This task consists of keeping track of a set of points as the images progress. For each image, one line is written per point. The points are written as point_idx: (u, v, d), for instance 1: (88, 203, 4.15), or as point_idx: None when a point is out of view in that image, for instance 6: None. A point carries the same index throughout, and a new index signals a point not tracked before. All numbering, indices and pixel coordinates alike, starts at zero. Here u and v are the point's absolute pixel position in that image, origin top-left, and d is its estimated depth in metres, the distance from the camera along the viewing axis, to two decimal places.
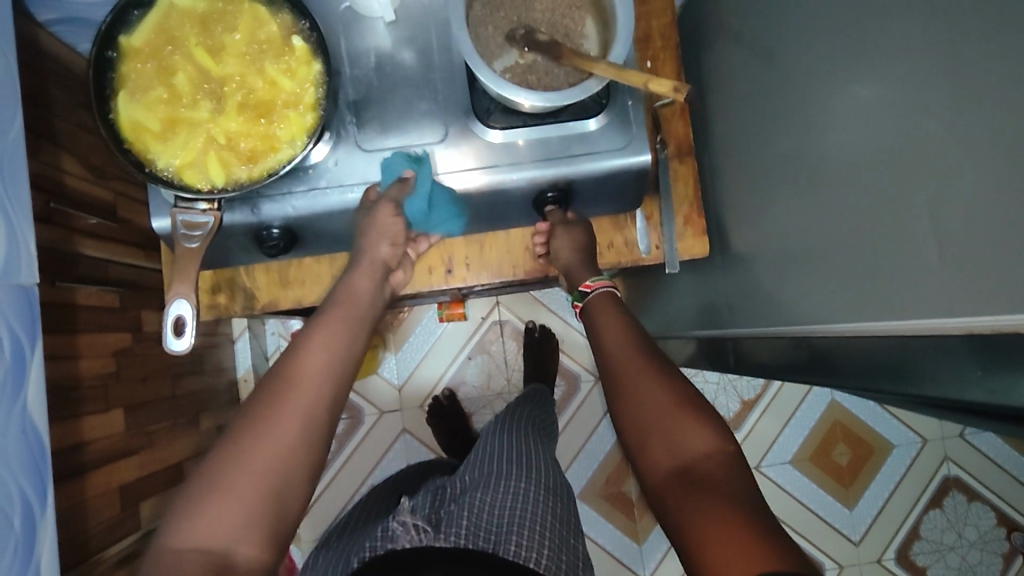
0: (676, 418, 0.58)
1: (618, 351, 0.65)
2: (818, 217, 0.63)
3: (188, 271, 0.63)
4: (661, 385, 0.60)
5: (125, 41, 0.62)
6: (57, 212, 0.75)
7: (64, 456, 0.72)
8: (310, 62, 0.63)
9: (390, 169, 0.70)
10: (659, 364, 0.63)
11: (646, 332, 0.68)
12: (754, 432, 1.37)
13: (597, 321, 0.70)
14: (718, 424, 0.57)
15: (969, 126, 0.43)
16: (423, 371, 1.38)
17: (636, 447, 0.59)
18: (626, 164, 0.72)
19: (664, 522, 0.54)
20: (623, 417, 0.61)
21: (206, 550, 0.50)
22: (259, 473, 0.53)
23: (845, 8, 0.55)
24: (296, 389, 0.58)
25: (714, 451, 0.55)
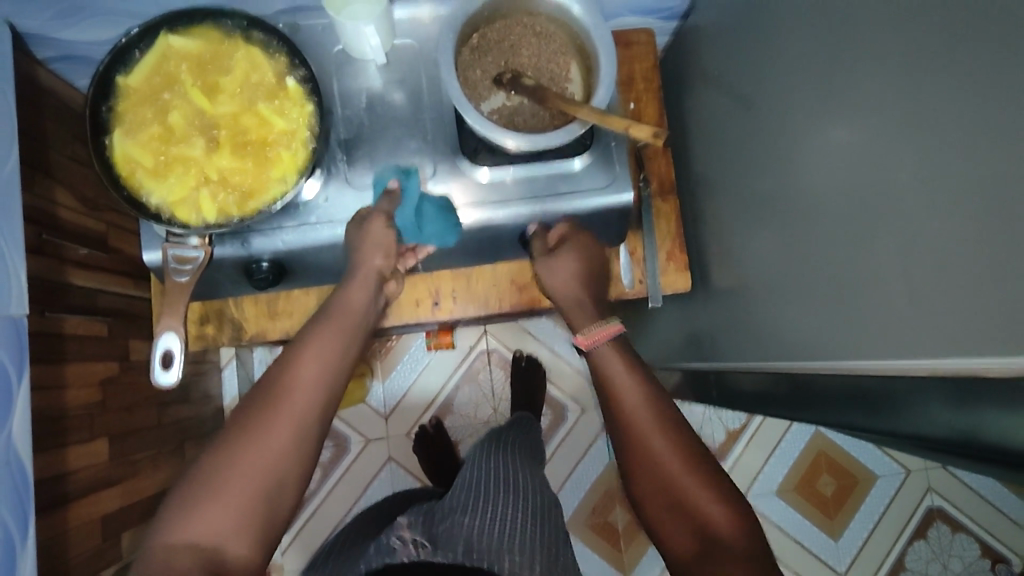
0: (695, 492, 0.61)
1: (625, 399, 0.67)
2: (793, 254, 0.66)
3: (177, 305, 0.64)
4: (677, 450, 0.63)
5: (123, 81, 0.64)
6: (49, 243, 0.76)
7: (47, 486, 0.72)
8: (303, 103, 0.65)
9: (380, 179, 0.71)
10: (673, 423, 0.65)
11: (659, 383, 0.69)
12: (740, 462, 1.38)
13: (603, 360, 0.70)
14: (742, 505, 0.60)
15: (934, 171, 0.45)
16: (411, 400, 1.39)
17: (660, 522, 0.62)
18: (609, 203, 0.75)
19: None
20: (638, 476, 0.64)
21: (198, 546, 0.51)
22: (247, 479, 0.54)
23: (817, 59, 0.58)
24: (289, 397, 0.59)
25: (734, 533, 0.58)
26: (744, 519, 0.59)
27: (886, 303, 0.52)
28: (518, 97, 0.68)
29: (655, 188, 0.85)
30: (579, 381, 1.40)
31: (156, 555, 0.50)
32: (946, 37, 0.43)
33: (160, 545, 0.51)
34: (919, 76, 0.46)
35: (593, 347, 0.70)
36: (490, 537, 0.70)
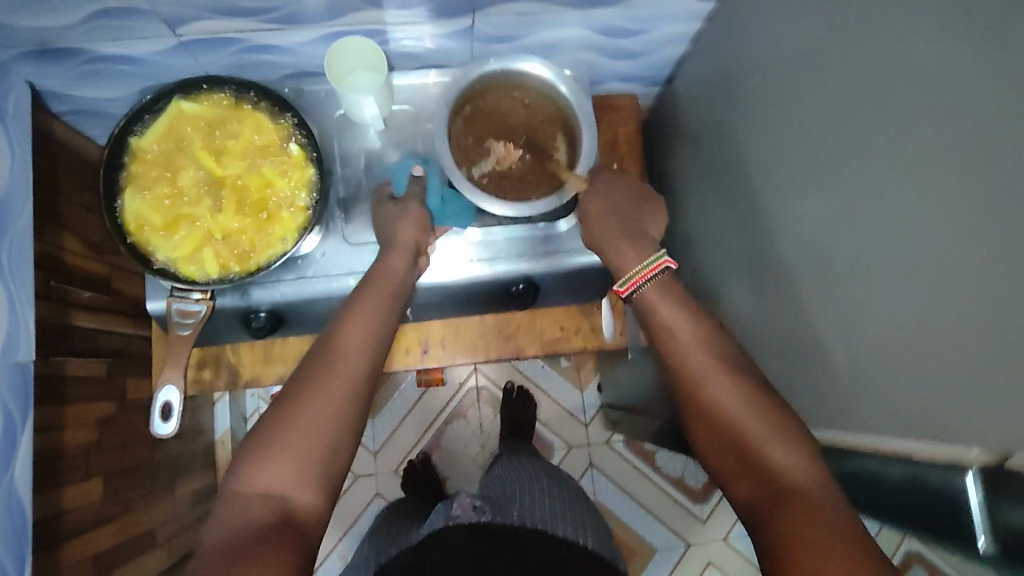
0: (768, 436, 0.54)
1: (690, 353, 0.62)
2: (763, 317, 0.70)
3: (177, 357, 0.68)
4: (745, 393, 0.58)
5: (134, 142, 0.68)
6: (55, 288, 0.80)
7: (43, 526, 0.73)
8: (305, 167, 0.70)
9: (402, 169, 0.77)
10: (757, 388, 0.59)
11: (734, 342, 0.64)
12: (723, 502, 1.41)
13: (653, 296, 0.66)
14: (817, 453, 0.53)
15: (874, 256, 0.50)
16: (399, 435, 1.41)
17: (729, 473, 0.56)
18: (592, 262, 0.79)
19: (750, 526, 0.51)
20: (702, 426, 0.59)
21: (268, 493, 0.54)
22: (312, 432, 0.57)
23: (785, 140, 0.63)
24: (342, 360, 0.61)
25: (815, 478, 0.50)
26: (821, 464, 0.52)
27: (839, 370, 0.56)
28: (506, 162, 0.74)
29: None
30: (565, 419, 1.43)
31: (237, 498, 0.54)
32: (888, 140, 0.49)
33: (235, 491, 0.55)
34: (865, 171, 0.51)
35: (634, 293, 0.68)
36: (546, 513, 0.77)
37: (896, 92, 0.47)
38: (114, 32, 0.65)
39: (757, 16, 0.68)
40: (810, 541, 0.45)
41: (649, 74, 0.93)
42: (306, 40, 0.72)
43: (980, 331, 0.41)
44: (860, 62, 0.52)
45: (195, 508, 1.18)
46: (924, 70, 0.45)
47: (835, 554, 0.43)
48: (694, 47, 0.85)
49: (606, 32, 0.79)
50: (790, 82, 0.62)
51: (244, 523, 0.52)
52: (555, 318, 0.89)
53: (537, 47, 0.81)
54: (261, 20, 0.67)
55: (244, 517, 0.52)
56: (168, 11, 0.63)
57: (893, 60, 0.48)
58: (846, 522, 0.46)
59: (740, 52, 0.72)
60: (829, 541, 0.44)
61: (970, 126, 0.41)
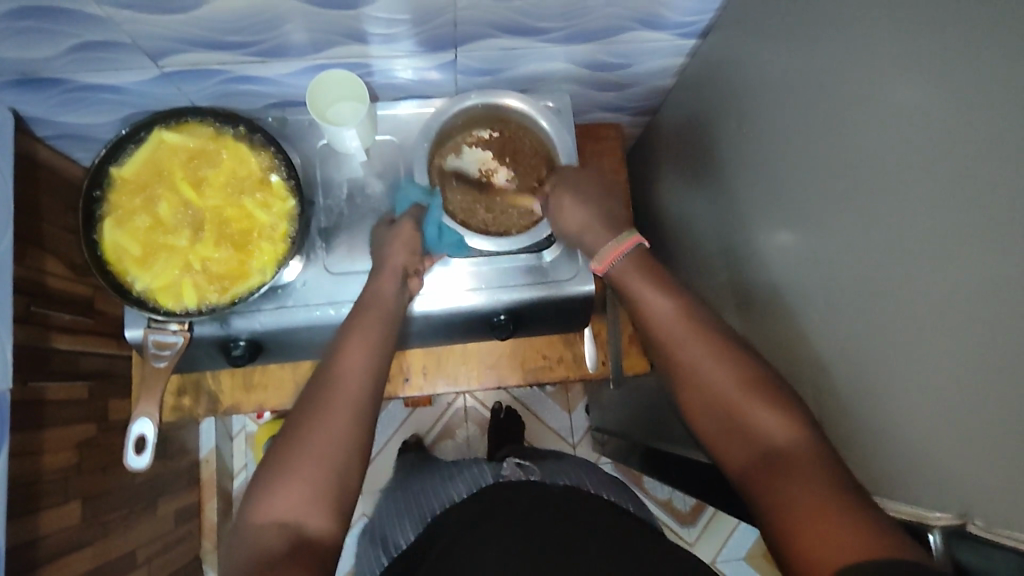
0: (747, 402, 0.55)
1: (666, 331, 0.61)
2: None
3: (154, 387, 0.70)
4: (718, 360, 0.58)
5: (116, 171, 0.69)
6: (36, 313, 0.79)
7: (15, 555, 0.73)
8: (285, 199, 0.71)
9: (406, 195, 0.75)
10: (731, 346, 0.59)
11: (694, 300, 0.63)
12: (710, 524, 1.40)
13: (628, 276, 0.65)
14: (797, 408, 0.53)
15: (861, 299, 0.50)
16: (384, 456, 1.39)
17: (717, 444, 0.57)
18: (575, 292, 0.79)
19: (745, 497, 0.53)
20: (686, 400, 0.59)
21: (282, 522, 0.54)
22: (319, 458, 0.57)
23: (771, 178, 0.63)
24: (340, 384, 0.61)
25: (798, 438, 0.51)
26: (800, 419, 0.52)
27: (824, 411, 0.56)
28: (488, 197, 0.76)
29: None
30: (554, 440, 1.42)
31: (251, 531, 0.54)
32: (875, 189, 0.49)
33: (249, 525, 0.54)
34: (852, 218, 0.52)
35: (608, 270, 0.67)
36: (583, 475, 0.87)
37: (883, 143, 0.48)
38: (97, 63, 0.66)
39: (741, 56, 0.69)
40: (802, 512, 0.47)
41: (635, 104, 0.93)
42: (290, 71, 0.73)
43: (969, 384, 0.42)
44: (844, 111, 0.53)
45: (176, 528, 1.17)
46: (910, 123, 0.46)
47: (829, 521, 0.45)
48: (679, 80, 0.86)
49: (590, 66, 0.80)
50: (774, 124, 0.63)
51: (260, 556, 0.51)
52: (536, 346, 0.90)
53: (521, 79, 0.82)
54: (245, 53, 0.67)
55: (258, 549, 0.52)
56: (149, 45, 0.63)
57: (878, 111, 0.49)
58: (833, 483, 0.47)
59: (725, 89, 0.73)
60: (819, 510, 0.46)
61: (958, 182, 0.42)
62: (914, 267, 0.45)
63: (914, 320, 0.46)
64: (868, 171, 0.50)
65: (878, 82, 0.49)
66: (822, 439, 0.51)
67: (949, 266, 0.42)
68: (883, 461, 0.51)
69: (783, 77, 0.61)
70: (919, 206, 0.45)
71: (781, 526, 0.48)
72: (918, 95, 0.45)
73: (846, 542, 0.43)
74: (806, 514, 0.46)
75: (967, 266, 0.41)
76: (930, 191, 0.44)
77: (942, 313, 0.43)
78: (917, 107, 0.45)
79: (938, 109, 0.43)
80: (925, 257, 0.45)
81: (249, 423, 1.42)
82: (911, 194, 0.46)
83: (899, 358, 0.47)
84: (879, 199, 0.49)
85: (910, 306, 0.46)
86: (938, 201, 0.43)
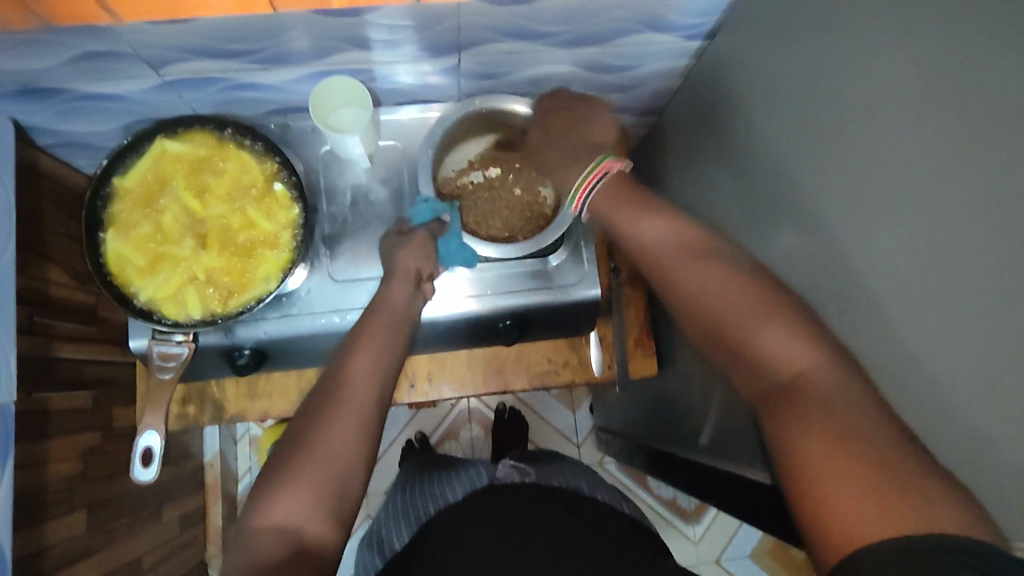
0: (756, 326, 0.51)
1: (664, 259, 0.60)
2: None
3: (159, 400, 0.70)
4: (725, 281, 0.54)
5: (118, 181, 0.69)
6: (40, 323, 0.79)
7: (22, 566, 0.72)
8: (288, 207, 0.71)
9: (423, 208, 0.73)
10: (737, 271, 0.55)
11: (695, 224, 0.62)
12: (715, 522, 1.41)
13: (614, 211, 0.65)
14: (806, 323, 0.50)
15: (883, 299, 0.50)
16: (389, 459, 1.39)
17: (727, 369, 0.53)
18: (580, 297, 0.79)
19: (759, 422, 0.50)
20: (690, 322, 0.56)
21: (282, 529, 0.53)
22: (320, 465, 0.56)
23: (783, 180, 0.63)
24: (349, 390, 0.61)
25: (816, 363, 0.47)
26: (817, 341, 0.49)
27: None
28: (494, 214, 0.78)
29: (625, 277, 0.91)
30: (558, 440, 1.42)
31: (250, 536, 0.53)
32: (889, 196, 0.49)
33: (248, 530, 0.54)
34: (861, 225, 0.52)
35: (584, 206, 0.69)
36: (582, 481, 0.85)
37: (896, 151, 0.48)
38: (99, 73, 0.65)
39: (748, 58, 0.68)
40: (814, 444, 0.43)
41: (640, 106, 0.93)
42: (292, 78, 0.72)
43: (985, 395, 0.42)
44: (855, 115, 0.52)
45: (182, 533, 1.17)
46: (924, 131, 0.45)
47: (845, 455, 0.42)
48: (684, 81, 0.86)
49: (594, 68, 0.79)
50: (783, 128, 0.63)
51: (258, 560, 0.50)
52: (542, 351, 0.89)
53: (525, 82, 0.81)
54: (249, 61, 0.67)
55: (256, 553, 0.51)
56: (151, 54, 0.63)
57: (891, 118, 0.49)
58: (852, 409, 0.44)
59: (731, 91, 0.73)
60: (841, 446, 0.42)
61: (975, 192, 0.41)
62: (926, 278, 0.45)
63: (926, 331, 0.46)
64: (881, 178, 0.50)
65: (890, 88, 0.49)
66: (845, 363, 0.47)
67: (967, 269, 0.42)
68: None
69: (792, 82, 0.61)
70: (934, 215, 0.45)
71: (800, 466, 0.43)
72: (931, 103, 0.45)
73: (877, 503, 0.39)
74: (827, 455, 0.42)
75: (984, 278, 0.41)
76: (946, 200, 0.44)
77: (955, 324, 0.43)
78: (932, 116, 0.45)
79: (953, 118, 0.43)
80: (940, 268, 0.44)
81: (253, 426, 1.42)
82: (926, 202, 0.45)
83: (918, 362, 0.47)
84: (893, 207, 0.48)
85: (922, 316, 0.46)
86: (953, 211, 0.43)
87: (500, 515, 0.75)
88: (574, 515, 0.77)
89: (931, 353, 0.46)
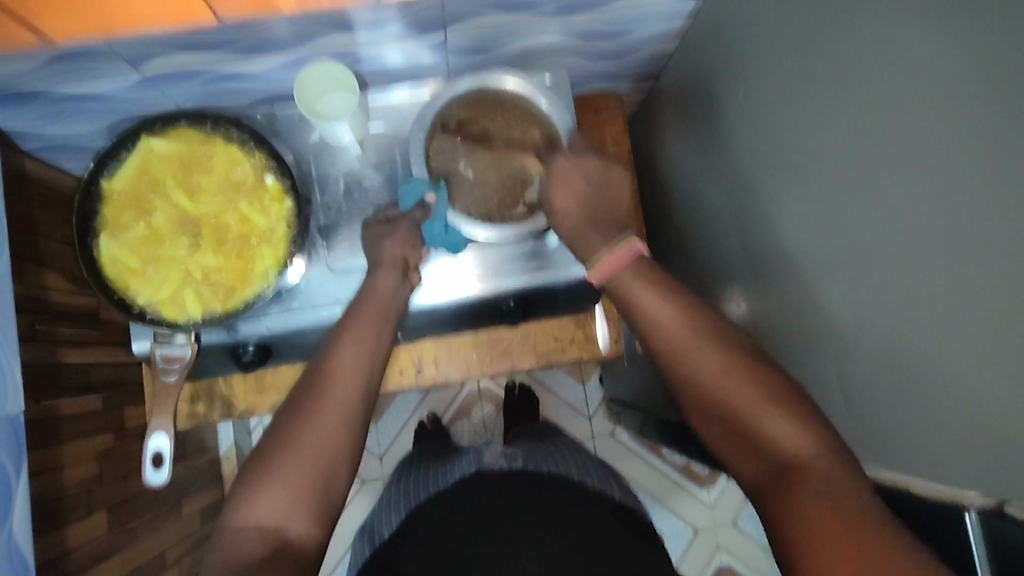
0: (760, 412, 0.53)
1: (670, 337, 0.59)
2: (773, 316, 0.68)
3: (166, 402, 0.71)
4: (729, 366, 0.56)
5: (107, 184, 0.68)
6: (42, 330, 0.78)
7: (47, 570, 0.73)
8: (281, 200, 0.70)
9: (410, 190, 0.72)
10: (738, 355, 0.56)
11: (689, 296, 0.61)
12: (729, 485, 1.41)
13: (630, 288, 0.61)
14: (810, 416, 0.52)
15: (894, 260, 0.49)
16: (401, 441, 1.39)
17: (732, 456, 0.55)
18: (583, 275, 0.77)
19: (762, 509, 0.52)
20: (697, 408, 0.57)
21: (274, 531, 0.53)
22: (310, 462, 0.56)
23: (789, 137, 0.61)
24: (336, 387, 0.60)
25: (816, 447, 0.51)
26: (816, 431, 0.51)
27: (859, 372, 0.55)
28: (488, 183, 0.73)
29: None
30: (569, 414, 1.42)
31: (237, 534, 0.53)
32: (897, 154, 0.47)
33: (231, 527, 0.53)
34: (871, 187, 0.50)
35: (607, 281, 0.63)
36: (573, 463, 0.88)
37: (905, 107, 0.46)
38: (75, 73, 0.63)
39: (745, 16, 0.65)
40: (823, 535, 0.45)
41: (636, 72, 0.90)
42: (274, 66, 0.70)
43: (1002, 360, 0.41)
44: (859, 70, 0.50)
45: (204, 524, 1.18)
46: (934, 85, 0.43)
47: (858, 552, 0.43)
48: (681, 42, 0.83)
49: (586, 36, 0.77)
50: (786, 88, 0.60)
51: (246, 561, 0.51)
52: (547, 330, 0.89)
53: (515, 54, 0.79)
54: (226, 52, 0.65)
55: (247, 554, 0.51)
56: (126, 50, 0.61)
57: (897, 73, 0.46)
58: (856, 499, 0.47)
59: (729, 52, 0.70)
60: (849, 532, 0.44)
61: (991, 149, 0.39)
62: (943, 237, 0.44)
63: (941, 293, 0.45)
64: (888, 138, 0.48)
65: (896, 41, 0.46)
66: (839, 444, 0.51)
67: (979, 227, 0.41)
68: (915, 437, 0.50)
69: (792, 39, 0.58)
70: (945, 174, 0.43)
71: (802, 551, 0.46)
72: (940, 55, 0.42)
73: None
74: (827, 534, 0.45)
75: (996, 240, 0.40)
76: (959, 157, 0.42)
77: (972, 287, 0.42)
78: (942, 68, 0.42)
79: (965, 71, 0.41)
80: (953, 227, 0.43)
81: (265, 416, 1.43)
82: (937, 162, 0.44)
83: (928, 322, 0.46)
84: (902, 169, 0.47)
85: (939, 279, 0.45)
86: (967, 164, 0.41)
87: (491, 505, 0.75)
88: (566, 498, 0.77)
89: (944, 311, 0.45)
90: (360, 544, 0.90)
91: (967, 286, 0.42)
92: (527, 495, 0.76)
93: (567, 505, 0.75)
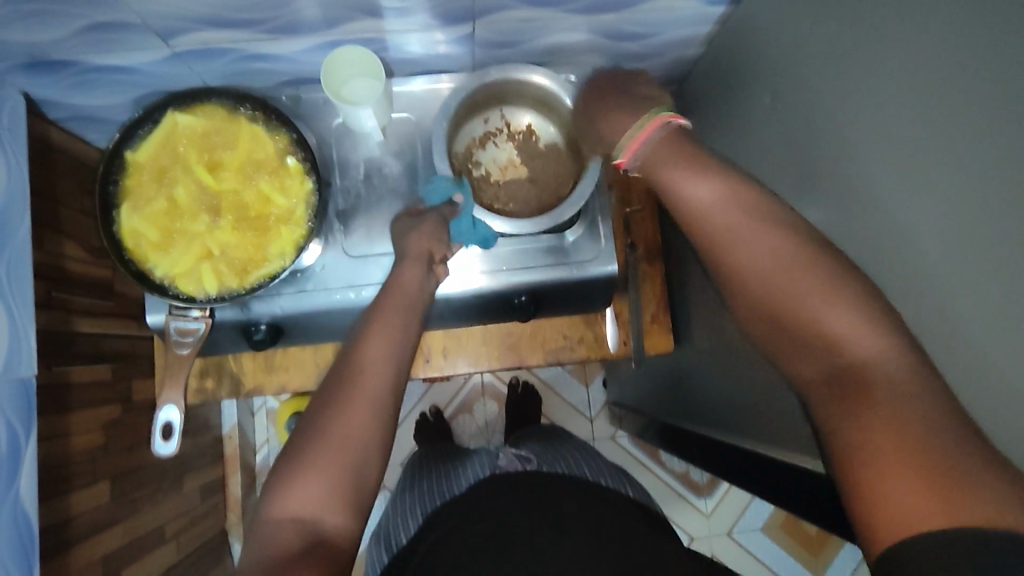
0: (821, 303, 0.47)
1: (711, 220, 0.53)
2: None
3: (177, 375, 0.72)
4: (782, 259, 0.49)
5: (131, 156, 0.69)
6: (58, 297, 0.79)
7: (50, 534, 0.74)
8: (303, 180, 0.71)
9: (437, 188, 0.72)
10: (783, 238, 0.50)
11: (748, 180, 0.54)
12: (727, 495, 1.41)
13: (655, 164, 0.57)
14: (876, 313, 0.46)
15: (910, 275, 0.49)
16: (404, 432, 1.39)
17: (778, 353, 0.50)
18: (596, 273, 0.78)
19: (813, 409, 0.48)
20: (744, 305, 0.52)
21: (297, 520, 0.54)
22: (321, 443, 0.57)
23: (809, 145, 0.61)
24: (363, 375, 0.60)
25: (877, 348, 0.44)
26: (881, 332, 0.45)
27: None
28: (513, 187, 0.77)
29: (643, 252, 0.90)
30: (571, 414, 1.42)
31: (270, 528, 0.54)
32: (918, 168, 0.47)
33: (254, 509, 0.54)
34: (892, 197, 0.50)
35: (633, 159, 0.59)
36: (586, 463, 0.89)
37: (929, 120, 0.46)
38: (106, 44, 0.64)
39: (771, 25, 0.65)
40: (883, 446, 0.41)
41: (658, 76, 0.90)
42: (302, 48, 0.71)
43: (1019, 377, 0.40)
44: (883, 83, 0.50)
45: (202, 502, 1.19)
46: (961, 98, 0.43)
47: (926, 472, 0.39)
48: (705, 47, 0.83)
49: (612, 36, 0.77)
50: (810, 96, 0.60)
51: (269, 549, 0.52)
52: (557, 327, 0.90)
53: (540, 51, 0.79)
54: (256, 31, 0.66)
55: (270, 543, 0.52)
56: (159, 24, 0.61)
57: (924, 86, 0.46)
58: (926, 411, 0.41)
59: (755, 59, 0.70)
60: (910, 451, 0.40)
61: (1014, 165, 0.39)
62: (963, 253, 0.44)
63: (960, 309, 0.44)
64: (911, 152, 0.48)
65: (924, 53, 0.46)
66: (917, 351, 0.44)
67: (998, 244, 0.41)
68: None
69: (819, 48, 0.58)
70: (969, 190, 0.43)
71: (854, 453, 0.43)
72: (969, 70, 0.42)
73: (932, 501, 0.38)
74: (880, 437, 0.42)
75: (1018, 259, 0.40)
76: (982, 172, 0.42)
77: (990, 303, 0.42)
78: (971, 83, 0.42)
79: (991, 84, 0.41)
80: (976, 242, 0.43)
81: (269, 399, 1.43)
82: (961, 175, 0.43)
83: (941, 335, 0.46)
84: (924, 182, 0.47)
85: (959, 295, 0.44)
86: (989, 182, 0.41)
87: (500, 509, 0.75)
88: (578, 499, 0.77)
89: (959, 327, 0.45)
90: (375, 549, 0.91)
91: (986, 304, 0.42)
92: (544, 500, 0.76)
93: (580, 508, 0.75)
